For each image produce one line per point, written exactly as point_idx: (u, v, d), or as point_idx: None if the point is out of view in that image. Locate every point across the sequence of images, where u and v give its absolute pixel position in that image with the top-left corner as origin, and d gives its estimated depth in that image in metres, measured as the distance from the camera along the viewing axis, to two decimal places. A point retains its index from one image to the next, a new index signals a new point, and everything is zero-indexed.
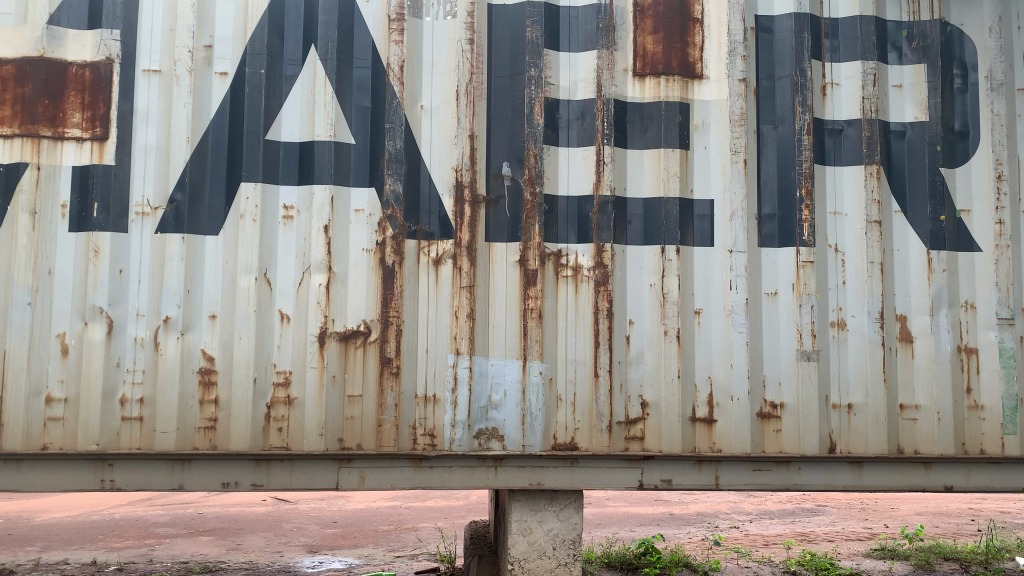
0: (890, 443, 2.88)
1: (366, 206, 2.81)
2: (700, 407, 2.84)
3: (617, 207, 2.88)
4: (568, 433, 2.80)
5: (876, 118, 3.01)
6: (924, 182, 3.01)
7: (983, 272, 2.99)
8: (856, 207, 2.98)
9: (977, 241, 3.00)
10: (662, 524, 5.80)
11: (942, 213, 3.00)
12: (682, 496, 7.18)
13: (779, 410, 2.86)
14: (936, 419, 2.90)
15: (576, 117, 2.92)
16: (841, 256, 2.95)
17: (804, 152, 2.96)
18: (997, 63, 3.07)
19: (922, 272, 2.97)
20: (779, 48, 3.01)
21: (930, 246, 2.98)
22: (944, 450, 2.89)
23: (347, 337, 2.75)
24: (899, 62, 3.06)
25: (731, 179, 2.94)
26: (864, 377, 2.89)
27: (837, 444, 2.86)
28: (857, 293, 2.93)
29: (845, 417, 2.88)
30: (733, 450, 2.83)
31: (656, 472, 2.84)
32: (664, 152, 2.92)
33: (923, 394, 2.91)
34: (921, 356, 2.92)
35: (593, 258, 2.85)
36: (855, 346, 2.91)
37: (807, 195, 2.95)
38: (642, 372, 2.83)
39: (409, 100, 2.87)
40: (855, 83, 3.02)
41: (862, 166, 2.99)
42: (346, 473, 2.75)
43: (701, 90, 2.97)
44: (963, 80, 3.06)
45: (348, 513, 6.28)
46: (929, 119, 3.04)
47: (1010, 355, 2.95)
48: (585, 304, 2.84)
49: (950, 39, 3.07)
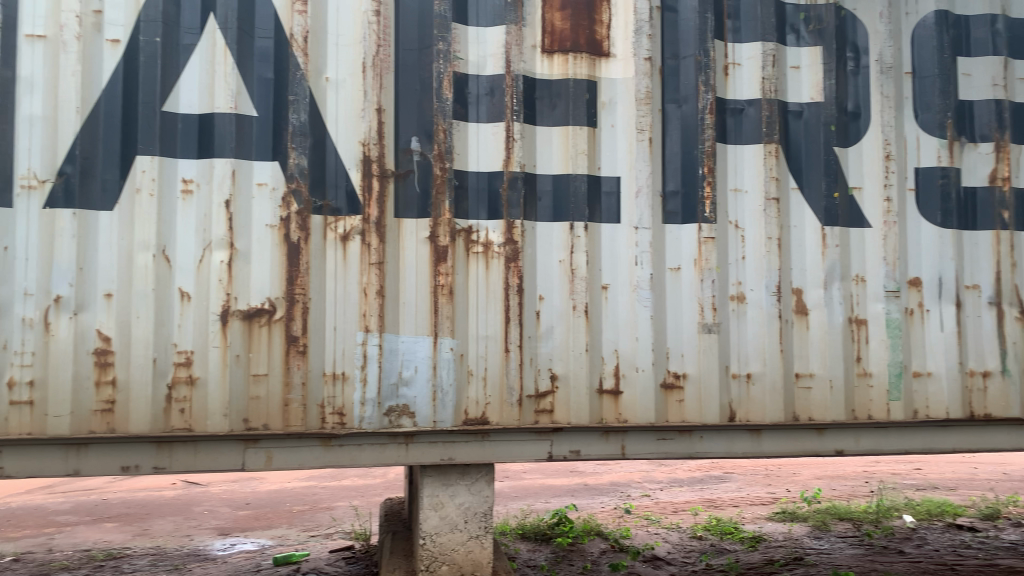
0: (786, 411, 3.01)
1: (269, 180, 2.74)
2: (607, 379, 2.90)
3: (527, 182, 2.90)
4: (479, 408, 2.82)
5: (775, 98, 3.11)
6: (818, 162, 3.13)
7: (872, 247, 3.14)
8: (755, 184, 3.08)
9: (867, 217, 3.15)
10: (576, 495, 5.93)
11: (836, 191, 3.13)
12: (596, 467, 7.35)
13: (682, 380, 2.95)
14: (828, 387, 3.05)
15: (485, 92, 2.91)
16: (741, 233, 3.05)
17: (707, 130, 3.04)
18: (886, 47, 3.21)
19: (817, 247, 3.10)
20: (683, 27, 3.07)
21: (824, 223, 3.11)
22: (835, 416, 3.04)
23: (251, 315, 2.69)
24: (797, 44, 3.16)
25: (636, 158, 3.00)
26: (761, 348, 3.01)
27: (737, 412, 2.98)
28: (755, 267, 3.04)
29: (743, 386, 2.99)
30: (638, 420, 2.91)
31: (565, 443, 2.90)
32: (573, 129, 2.95)
33: (816, 362, 3.05)
34: (815, 327, 3.06)
35: (503, 235, 2.86)
36: (753, 318, 3.02)
37: (709, 173, 3.03)
38: (552, 346, 2.87)
39: (314, 73, 2.81)
40: (756, 64, 3.11)
41: (761, 146, 3.09)
42: (252, 453, 2.71)
43: (608, 68, 3.00)
44: (856, 63, 3.19)
45: (261, 495, 6.17)
46: (824, 99, 3.16)
47: (896, 325, 3.12)
48: (495, 281, 2.85)
49: (844, 23, 3.19)
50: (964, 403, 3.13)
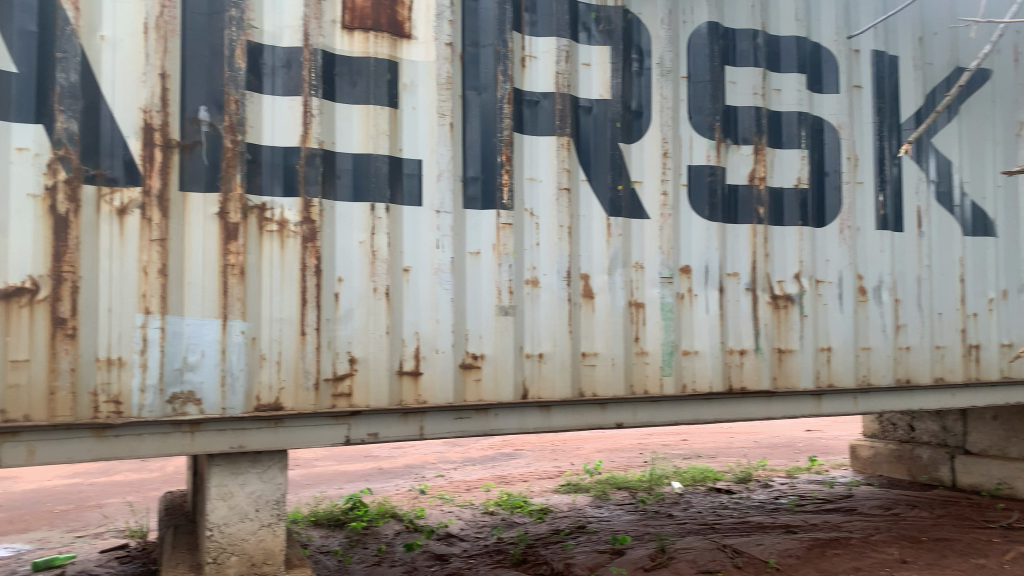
0: (573, 388, 3.19)
1: (32, 144, 2.46)
2: (406, 360, 2.92)
3: (326, 160, 2.84)
4: (273, 393, 2.73)
5: (567, 92, 3.27)
6: (606, 155, 3.34)
7: (651, 236, 3.40)
8: (549, 173, 3.22)
9: (646, 209, 3.40)
10: (370, 479, 5.90)
11: (620, 183, 3.36)
12: (390, 450, 7.36)
13: (479, 361, 3.03)
14: (611, 364, 3.27)
15: (282, 64, 2.80)
16: (535, 219, 3.18)
17: (504, 119, 3.14)
18: (666, 52, 3.47)
19: (603, 235, 3.30)
20: (483, 16, 3.13)
21: (610, 213, 3.33)
22: (617, 392, 3.28)
23: (8, 295, 2.41)
24: (588, 42, 3.33)
25: (437, 142, 3.02)
26: (552, 329, 3.17)
27: (529, 390, 3.11)
28: (548, 253, 3.19)
29: (536, 365, 3.13)
30: (436, 400, 2.95)
31: (363, 426, 2.89)
32: (373, 109, 2.93)
33: (601, 342, 3.26)
34: (601, 310, 3.27)
35: (300, 213, 2.79)
36: (545, 301, 3.17)
37: (506, 160, 3.13)
38: (350, 329, 2.84)
39: (86, 29, 2.55)
40: (550, 57, 3.25)
41: (554, 137, 3.24)
42: (10, 448, 2.44)
43: (409, 50, 3.00)
44: (639, 65, 3.43)
45: (15, 496, 5.55)
46: (611, 97, 3.36)
47: (670, 308, 3.41)
48: (291, 261, 2.77)
49: (629, 25, 3.41)
50: (724, 376, 3.50)
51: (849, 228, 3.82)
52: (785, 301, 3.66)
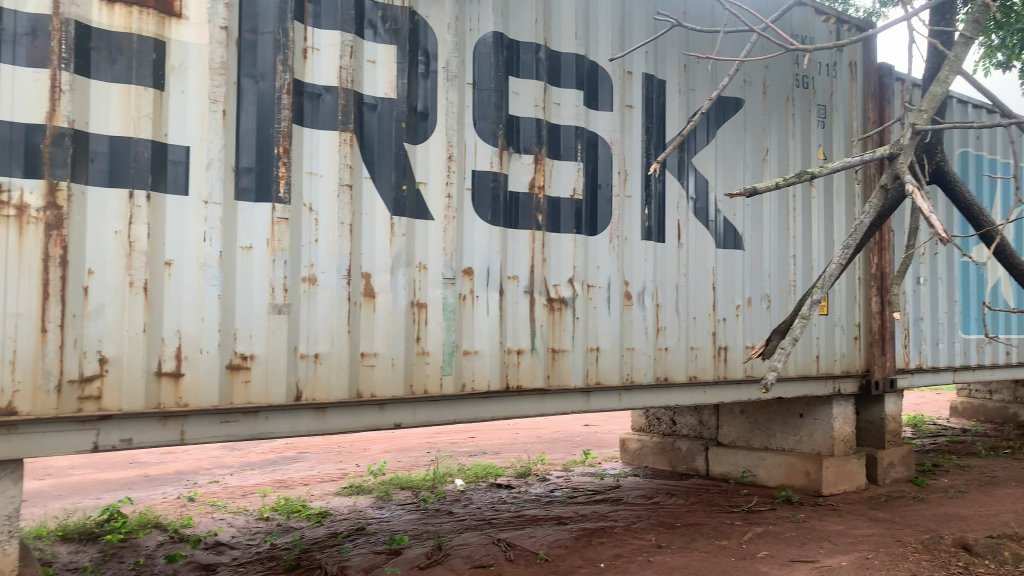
0: (350, 388, 3.15)
1: None
2: (167, 361, 2.74)
3: (77, 141, 2.59)
4: (4, 397, 2.45)
5: (351, 88, 3.21)
6: (389, 154, 3.32)
7: (434, 238, 3.43)
8: (330, 169, 3.14)
9: (430, 210, 3.42)
10: (133, 488, 5.47)
11: (404, 183, 3.34)
12: (160, 456, 6.86)
13: (249, 362, 2.91)
14: (390, 365, 3.27)
15: (25, 33, 2.51)
16: (314, 215, 3.09)
17: (283, 111, 3.02)
18: (452, 57, 3.51)
19: (386, 235, 3.28)
20: (262, 2, 2.99)
21: (393, 212, 3.31)
22: (395, 392, 3.27)
23: None
24: (374, 39, 3.28)
25: (208, 129, 2.85)
26: (330, 328, 3.11)
27: (303, 392, 3.04)
28: (327, 250, 3.12)
29: (311, 366, 3.06)
30: (200, 403, 2.79)
31: (114, 432, 2.64)
32: (135, 89, 2.71)
33: (380, 342, 3.25)
34: (381, 310, 3.26)
35: (43, 198, 2.52)
36: (323, 300, 3.10)
37: (284, 153, 3.02)
38: (102, 327, 2.62)
39: None
40: (334, 52, 3.16)
41: (337, 133, 3.17)
42: None
43: (179, 30, 2.81)
44: (426, 67, 3.44)
45: None
46: (397, 96, 3.34)
47: (451, 309, 3.46)
48: (31, 250, 2.49)
49: (416, 27, 3.41)
50: (501, 376, 3.61)
51: (619, 237, 4.08)
52: (559, 304, 3.84)
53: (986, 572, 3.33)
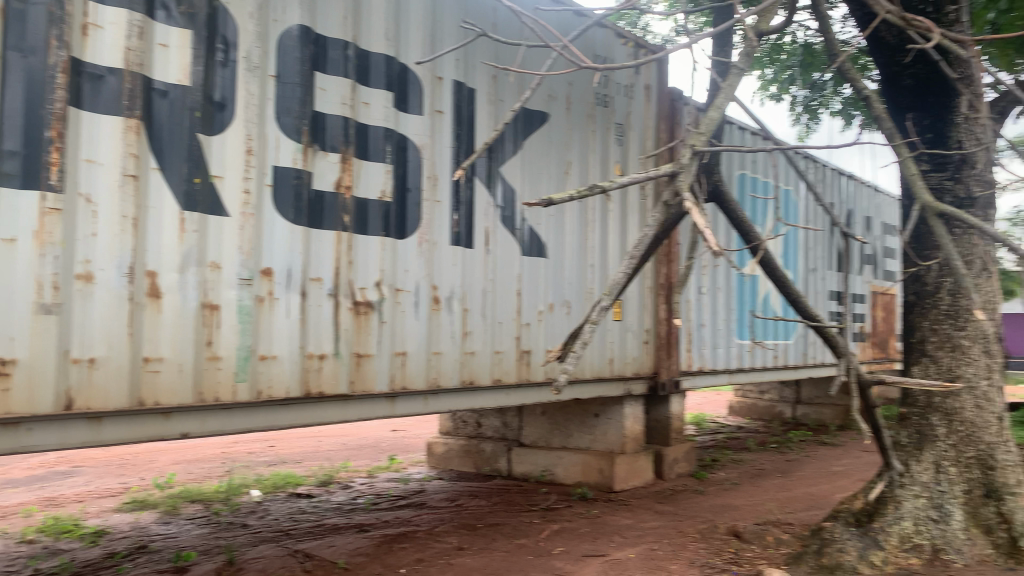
0: (130, 397, 2.91)
1: None
2: None
3: None
4: None
5: (140, 72, 2.95)
6: (181, 145, 3.09)
7: (230, 236, 3.25)
8: (111, 158, 2.87)
9: (226, 206, 3.23)
10: None
11: (197, 176, 3.14)
12: None
13: (9, 367, 2.61)
14: (177, 370, 3.06)
15: None
16: (92, 207, 2.82)
17: (56, 91, 2.72)
18: (254, 47, 3.34)
19: (175, 231, 3.07)
20: None
21: (183, 207, 3.09)
22: (183, 400, 3.07)
23: None
24: (166, 21, 3.05)
25: None
26: (108, 331, 2.85)
27: (75, 401, 2.76)
28: (106, 245, 2.86)
29: (85, 372, 2.79)
30: None
31: None
32: None
33: (166, 346, 3.03)
34: (168, 311, 3.04)
35: None
36: (100, 300, 2.83)
37: (57, 137, 2.72)
38: None
39: None
40: (119, 31, 2.89)
41: (121, 119, 2.90)
42: None
43: None
44: (224, 56, 3.24)
45: None
46: (191, 84, 3.12)
47: (247, 311, 3.30)
48: None
49: (215, 13, 3.20)
50: (301, 382, 3.49)
51: (426, 241, 4.07)
52: (364, 307, 3.77)
53: (752, 556, 3.66)
